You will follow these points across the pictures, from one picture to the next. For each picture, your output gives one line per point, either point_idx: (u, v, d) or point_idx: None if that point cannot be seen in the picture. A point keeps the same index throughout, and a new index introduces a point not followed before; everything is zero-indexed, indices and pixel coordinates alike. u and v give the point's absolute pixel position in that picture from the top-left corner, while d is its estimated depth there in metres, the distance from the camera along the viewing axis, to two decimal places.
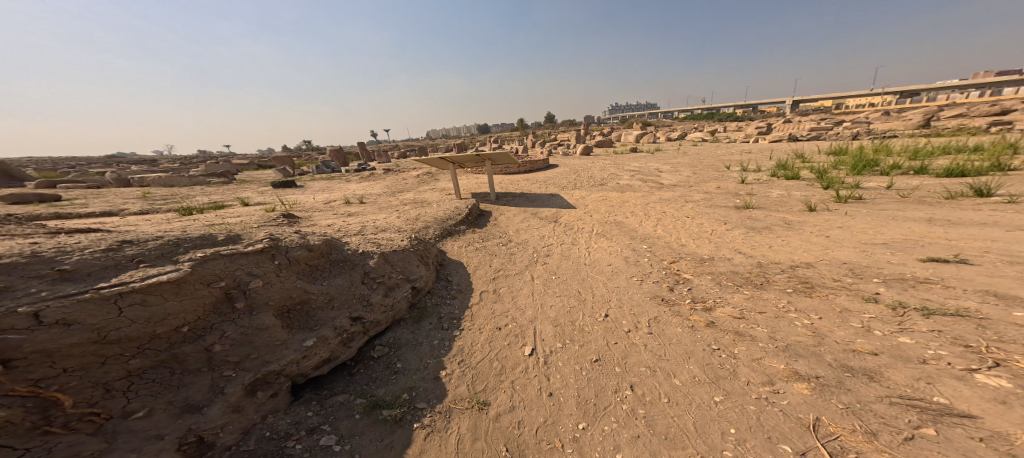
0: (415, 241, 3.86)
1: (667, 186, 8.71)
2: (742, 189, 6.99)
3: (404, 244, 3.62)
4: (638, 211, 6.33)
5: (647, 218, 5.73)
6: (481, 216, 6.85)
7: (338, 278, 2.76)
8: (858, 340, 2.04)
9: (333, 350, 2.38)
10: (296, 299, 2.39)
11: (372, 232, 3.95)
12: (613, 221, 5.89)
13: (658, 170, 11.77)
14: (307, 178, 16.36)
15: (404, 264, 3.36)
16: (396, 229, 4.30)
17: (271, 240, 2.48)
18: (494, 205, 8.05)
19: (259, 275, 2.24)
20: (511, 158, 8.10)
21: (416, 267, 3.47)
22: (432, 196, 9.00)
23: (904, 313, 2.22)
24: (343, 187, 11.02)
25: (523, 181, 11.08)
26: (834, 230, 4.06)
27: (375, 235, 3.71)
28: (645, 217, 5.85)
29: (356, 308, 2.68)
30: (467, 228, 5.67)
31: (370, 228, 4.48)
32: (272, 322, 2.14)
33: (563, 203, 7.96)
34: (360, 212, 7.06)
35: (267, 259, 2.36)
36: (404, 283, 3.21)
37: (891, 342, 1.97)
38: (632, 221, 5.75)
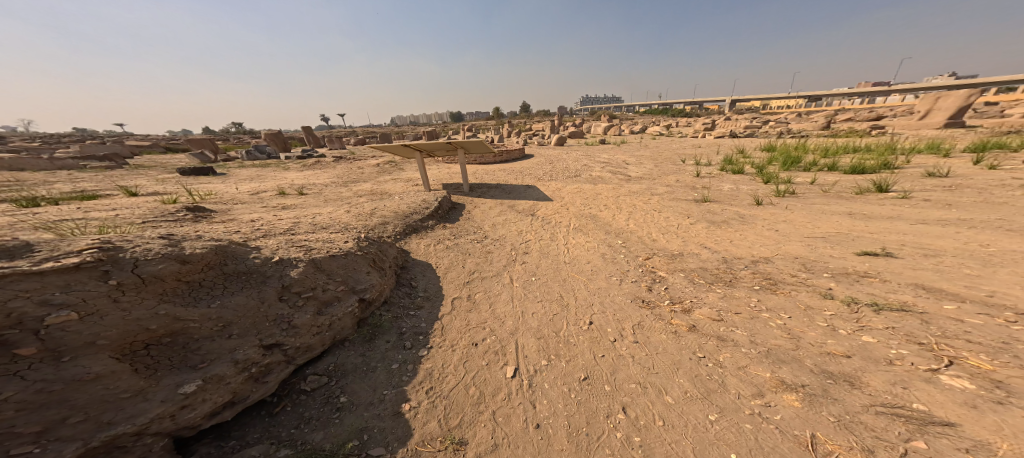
0: (366, 242, 3.18)
1: (633, 178, 8.97)
2: (701, 184, 7.44)
3: (348, 245, 2.92)
4: (611, 205, 6.38)
5: (619, 213, 5.78)
6: (453, 209, 6.33)
7: (240, 296, 2.04)
8: (830, 342, 2.15)
9: (236, 391, 1.80)
10: (160, 331, 1.68)
11: (307, 231, 3.20)
12: (591, 215, 5.85)
13: (624, 163, 12.16)
14: (234, 165, 13.90)
15: (346, 271, 2.70)
16: (343, 227, 3.58)
17: (105, 251, 1.67)
18: (466, 197, 7.56)
19: (63, 302, 1.46)
20: (485, 147, 7.63)
21: (365, 274, 2.82)
22: (396, 187, 8.18)
23: (859, 310, 2.38)
24: (284, 175, 9.51)
25: (493, 171, 10.65)
26: (780, 225, 4.41)
27: (308, 235, 2.96)
28: (617, 211, 5.90)
29: (269, 333, 2.05)
30: (437, 223, 5.13)
31: (306, 225, 3.69)
32: (109, 368, 1.47)
33: (539, 195, 7.77)
34: (310, 205, 6.09)
35: (96, 278, 1.58)
36: (346, 296, 2.57)
37: (857, 342, 2.09)
38: (607, 215, 5.76)
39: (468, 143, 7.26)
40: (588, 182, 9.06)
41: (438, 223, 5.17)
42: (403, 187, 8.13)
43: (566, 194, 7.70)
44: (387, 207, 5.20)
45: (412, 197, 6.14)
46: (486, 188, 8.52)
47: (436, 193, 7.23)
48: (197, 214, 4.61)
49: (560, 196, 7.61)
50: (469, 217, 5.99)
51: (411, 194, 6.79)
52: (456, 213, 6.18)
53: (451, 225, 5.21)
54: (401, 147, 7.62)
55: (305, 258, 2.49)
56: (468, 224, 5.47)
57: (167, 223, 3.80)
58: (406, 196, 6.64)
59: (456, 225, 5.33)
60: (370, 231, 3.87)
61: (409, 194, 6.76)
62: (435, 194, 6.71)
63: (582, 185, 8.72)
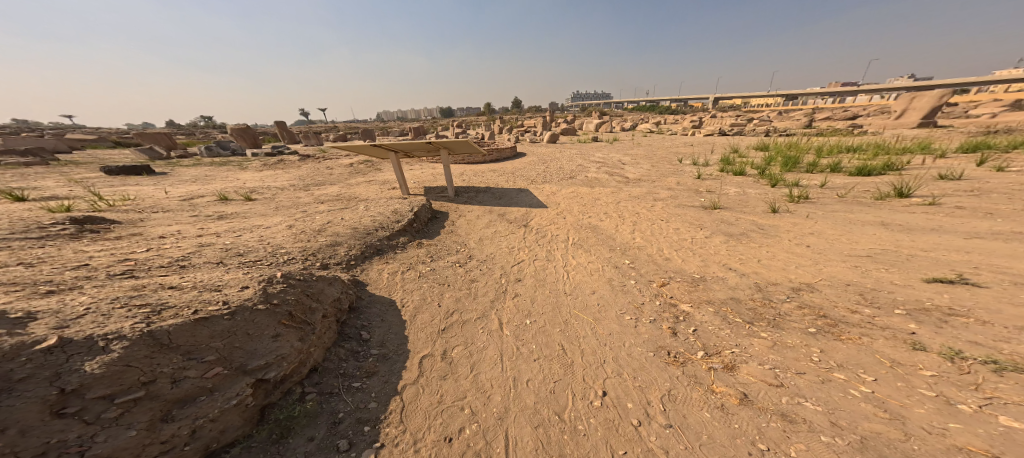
0: (285, 282, 2.20)
1: (632, 181, 8.44)
2: (705, 189, 6.94)
3: (246, 294, 1.93)
4: (612, 217, 5.75)
5: (621, 228, 5.16)
6: (434, 220, 5.49)
7: None
8: (954, 426, 1.61)
9: None
10: None
11: (195, 270, 2.19)
12: (592, 230, 5.21)
13: (619, 162, 11.64)
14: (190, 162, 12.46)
15: (230, 339, 1.70)
16: (263, 261, 2.58)
17: None
18: (450, 203, 6.72)
19: None
20: (471, 147, 6.81)
21: (271, 340, 1.84)
22: (371, 190, 7.21)
23: (972, 369, 1.86)
24: (240, 175, 8.36)
25: (481, 172, 9.82)
26: (809, 237, 3.83)
27: (184, 279, 1.96)
28: (619, 225, 5.28)
29: None
30: (411, 240, 4.26)
31: (217, 249, 2.74)
32: None
33: (533, 202, 7.04)
34: (261, 214, 5.07)
35: None
36: (225, 379, 1.60)
37: (996, 427, 1.56)
38: (610, 230, 5.12)
39: (452, 143, 6.43)
40: (582, 185, 8.40)
41: (412, 239, 4.29)
42: (378, 191, 7.18)
43: (561, 202, 6.99)
44: (350, 219, 4.28)
45: (384, 205, 5.22)
46: (473, 192, 7.70)
47: (416, 198, 6.36)
48: (91, 231, 3.54)
49: (555, 204, 6.92)
50: (453, 229, 5.17)
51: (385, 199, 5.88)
52: (436, 224, 5.32)
53: (429, 242, 4.38)
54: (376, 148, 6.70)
55: (139, 326, 1.49)
56: (450, 240, 4.64)
57: (25, 246, 2.77)
58: (378, 201, 5.72)
59: (437, 241, 4.50)
60: (309, 261, 2.89)
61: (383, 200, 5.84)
62: (413, 200, 5.83)
63: (577, 189, 8.06)
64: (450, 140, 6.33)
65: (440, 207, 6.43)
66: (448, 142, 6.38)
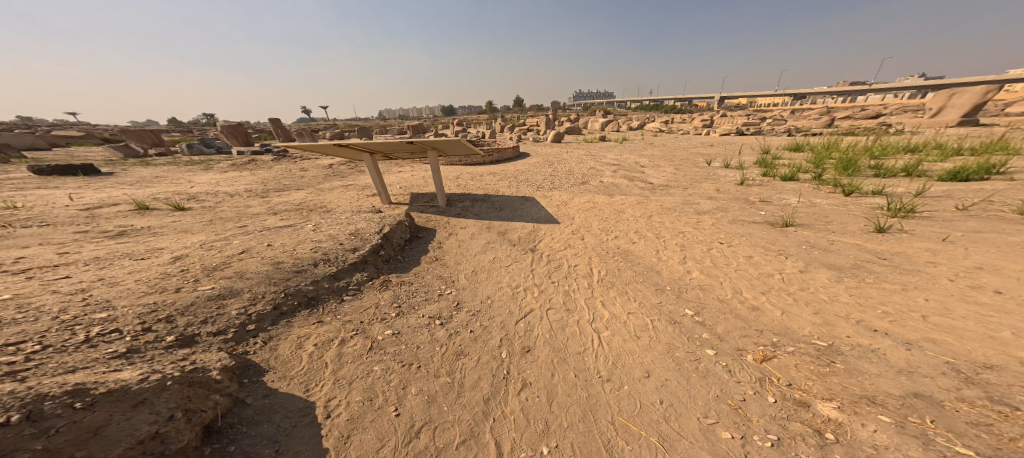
0: None
1: (657, 187, 7.16)
2: (756, 199, 5.59)
3: None
4: (647, 237, 4.45)
5: (664, 257, 3.87)
6: (413, 240, 4.27)
7: None
8: None
9: None
10: None
11: None
12: (626, 259, 3.94)
13: (637, 165, 10.33)
14: (156, 161, 11.20)
15: None
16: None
17: None
18: (439, 215, 5.44)
19: None
20: (463, 147, 5.51)
21: None
22: (344, 198, 5.94)
23: None
24: (195, 176, 7.08)
25: (480, 176, 8.52)
26: (982, 277, 2.53)
27: None
28: (660, 252, 4.00)
29: None
30: (368, 277, 3.11)
31: None
32: None
33: (541, 214, 5.75)
34: (180, 227, 3.81)
35: None
36: None
37: None
38: (650, 260, 3.86)
39: (438, 143, 5.14)
40: (598, 193, 7.08)
41: (372, 277, 3.15)
42: (353, 198, 5.92)
43: (576, 216, 5.69)
44: (283, 244, 3.07)
45: (345, 219, 3.97)
46: (469, 201, 6.42)
47: (397, 210, 5.11)
48: None
49: (569, 218, 5.63)
50: (437, 256, 4.01)
51: (354, 210, 4.64)
52: (414, 246, 4.11)
53: (394, 280, 3.24)
54: (346, 149, 5.43)
55: None
56: (430, 277, 3.51)
57: None
58: (343, 213, 4.46)
59: (407, 279, 3.36)
60: (137, 339, 1.68)
61: (350, 211, 4.58)
62: (389, 214, 4.59)
63: (593, 197, 6.75)
64: (436, 140, 5.05)
65: (426, 220, 5.17)
66: (433, 141, 5.07)
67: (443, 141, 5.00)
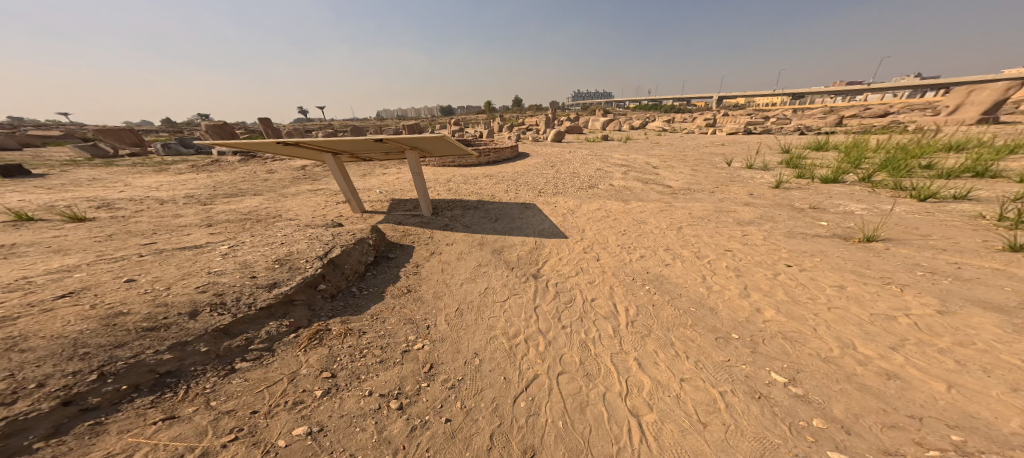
0: None
1: (678, 192, 6.20)
2: (806, 205, 4.64)
3: None
4: (685, 259, 3.53)
5: (719, 288, 2.96)
6: (378, 263, 3.32)
7: None
8: None
9: None
10: None
11: None
12: (665, 295, 3.05)
13: (648, 166, 9.38)
14: (118, 163, 10.17)
15: None
16: None
17: None
18: (420, 227, 4.47)
19: None
20: (448, 147, 4.52)
21: None
22: (308, 205, 4.97)
23: None
24: (139, 179, 6.06)
25: (474, 179, 7.54)
26: None
27: None
28: (711, 280, 3.10)
29: None
30: (284, 329, 2.16)
31: None
32: None
33: (544, 227, 4.78)
34: (57, 248, 2.83)
35: None
36: None
37: None
38: (696, 293, 2.97)
39: (417, 142, 4.16)
40: (610, 198, 6.12)
41: (291, 328, 2.21)
42: (319, 206, 4.95)
43: (586, 228, 4.74)
44: (151, 278, 2.12)
45: (279, 235, 3.02)
46: (459, 209, 5.45)
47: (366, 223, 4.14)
48: None
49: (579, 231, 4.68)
50: (406, 285, 3.06)
51: (306, 222, 3.69)
52: (375, 272, 3.16)
53: (328, 331, 2.30)
54: (301, 148, 4.39)
55: None
56: (389, 320, 2.56)
57: None
58: (287, 225, 3.51)
59: (351, 326, 2.42)
60: None
61: (299, 223, 3.62)
62: (351, 227, 3.65)
63: (605, 204, 5.79)
64: (414, 139, 4.07)
65: (403, 233, 4.21)
66: (410, 140, 4.08)
67: (422, 139, 4.02)
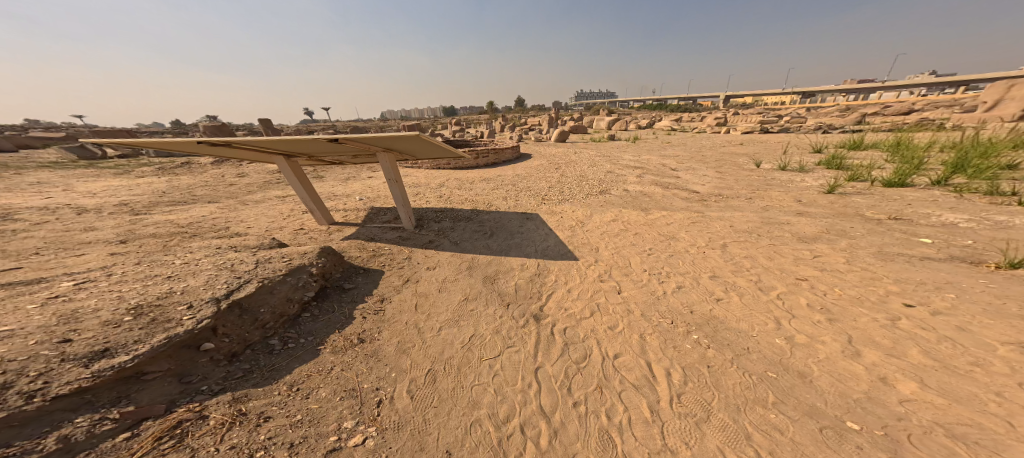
0: None
1: (708, 198, 5.30)
2: (883, 215, 3.72)
3: None
4: (748, 296, 2.71)
5: (819, 342, 2.15)
6: (321, 299, 2.67)
7: None
8: None
9: None
10: None
11: None
12: (732, 351, 2.26)
13: (665, 167, 8.46)
14: (81, 165, 9.33)
15: None
16: None
17: None
18: (398, 249, 3.71)
19: None
20: (431, 149, 3.69)
21: None
22: (269, 215, 4.15)
23: None
24: (81, 183, 5.23)
25: (471, 183, 6.71)
26: None
27: None
28: (797, 328, 2.31)
29: None
30: (107, 428, 1.34)
31: None
32: None
33: (551, 245, 3.95)
34: None
35: None
36: None
37: None
38: (775, 348, 2.20)
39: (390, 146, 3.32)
40: (627, 207, 5.24)
41: (124, 423, 1.39)
42: (280, 215, 4.14)
43: (602, 246, 3.87)
44: None
45: (171, 269, 2.31)
46: (449, 221, 4.64)
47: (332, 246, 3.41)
48: None
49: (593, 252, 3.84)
50: (353, 335, 2.38)
51: (235, 239, 2.95)
52: (311, 314, 2.49)
53: (200, 421, 1.50)
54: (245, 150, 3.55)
55: None
56: (315, 393, 1.84)
57: None
58: (204, 244, 2.82)
59: (247, 407, 1.66)
60: None
61: (221, 241, 2.89)
62: (295, 248, 2.98)
63: (622, 214, 4.90)
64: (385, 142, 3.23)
65: (373, 258, 3.45)
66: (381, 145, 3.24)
67: (395, 142, 3.18)
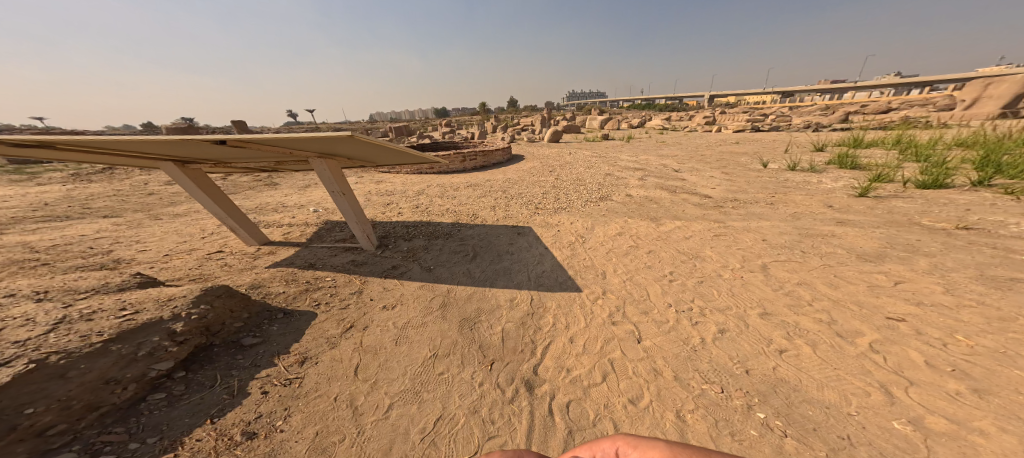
0: None
1: (724, 204, 4.65)
2: (945, 223, 3.11)
3: None
4: (825, 345, 2.05)
5: (970, 430, 1.42)
6: (194, 368, 1.81)
7: None
8: None
9: None
10: None
11: None
12: (823, 442, 1.51)
13: (666, 169, 7.83)
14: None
15: None
16: None
17: None
18: (350, 282, 2.90)
19: None
20: (391, 155, 2.90)
21: None
22: (185, 231, 3.25)
23: None
24: None
25: (454, 189, 5.91)
26: None
27: None
28: (920, 400, 1.60)
29: None
30: None
31: None
32: None
33: (548, 271, 3.24)
34: None
35: None
36: None
37: None
38: (900, 436, 1.46)
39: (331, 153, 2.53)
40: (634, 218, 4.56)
41: None
42: (200, 233, 3.25)
43: (611, 273, 3.20)
44: None
45: None
46: (424, 238, 3.84)
47: (254, 285, 2.58)
48: None
49: (600, 277, 3.15)
50: (236, 426, 1.55)
51: (64, 276, 2.00)
52: (166, 395, 1.62)
53: None
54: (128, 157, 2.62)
55: None
56: None
57: None
58: (2, 291, 1.84)
59: None
60: None
61: (28, 285, 1.92)
62: (165, 289, 2.07)
63: (629, 226, 4.22)
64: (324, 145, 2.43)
65: (309, 296, 2.62)
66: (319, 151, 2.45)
67: (338, 145, 2.39)
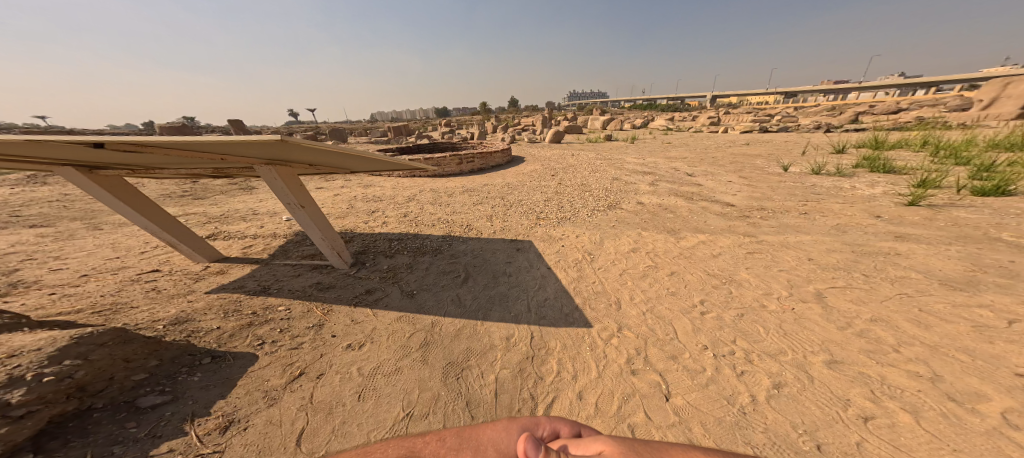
0: None
1: (752, 214, 4.15)
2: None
3: None
4: (933, 411, 1.55)
5: None
6: (47, 451, 1.16)
7: None
8: None
9: None
10: None
11: None
12: None
13: (678, 173, 7.34)
14: None
15: None
16: None
17: None
18: (309, 313, 2.40)
19: None
20: (363, 161, 2.47)
21: None
22: (122, 246, 2.74)
23: None
24: None
25: (448, 195, 5.43)
26: None
27: None
28: None
29: None
30: None
31: None
32: None
33: (550, 302, 2.77)
34: None
35: None
36: None
37: None
38: None
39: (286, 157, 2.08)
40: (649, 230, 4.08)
41: None
42: (141, 247, 2.76)
43: (626, 304, 2.75)
44: None
45: None
46: (408, 253, 3.35)
47: (182, 317, 2.07)
48: None
49: (613, 309, 2.69)
50: None
51: None
52: None
53: None
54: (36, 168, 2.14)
55: None
56: None
57: None
58: None
59: None
60: None
61: None
62: (8, 338, 1.41)
63: (645, 241, 3.74)
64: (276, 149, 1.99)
65: (252, 333, 2.10)
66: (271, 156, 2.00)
67: (291, 150, 1.95)
